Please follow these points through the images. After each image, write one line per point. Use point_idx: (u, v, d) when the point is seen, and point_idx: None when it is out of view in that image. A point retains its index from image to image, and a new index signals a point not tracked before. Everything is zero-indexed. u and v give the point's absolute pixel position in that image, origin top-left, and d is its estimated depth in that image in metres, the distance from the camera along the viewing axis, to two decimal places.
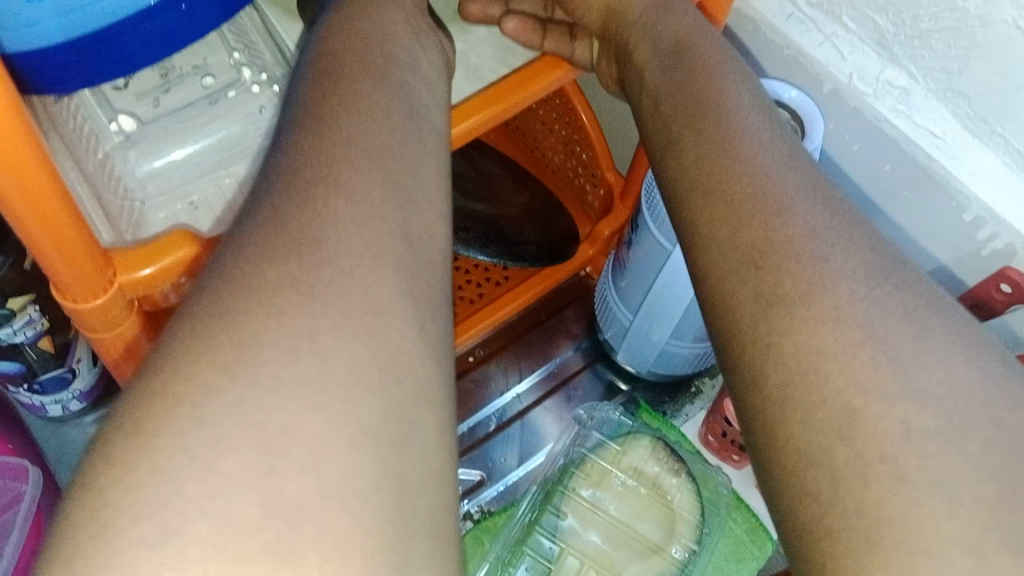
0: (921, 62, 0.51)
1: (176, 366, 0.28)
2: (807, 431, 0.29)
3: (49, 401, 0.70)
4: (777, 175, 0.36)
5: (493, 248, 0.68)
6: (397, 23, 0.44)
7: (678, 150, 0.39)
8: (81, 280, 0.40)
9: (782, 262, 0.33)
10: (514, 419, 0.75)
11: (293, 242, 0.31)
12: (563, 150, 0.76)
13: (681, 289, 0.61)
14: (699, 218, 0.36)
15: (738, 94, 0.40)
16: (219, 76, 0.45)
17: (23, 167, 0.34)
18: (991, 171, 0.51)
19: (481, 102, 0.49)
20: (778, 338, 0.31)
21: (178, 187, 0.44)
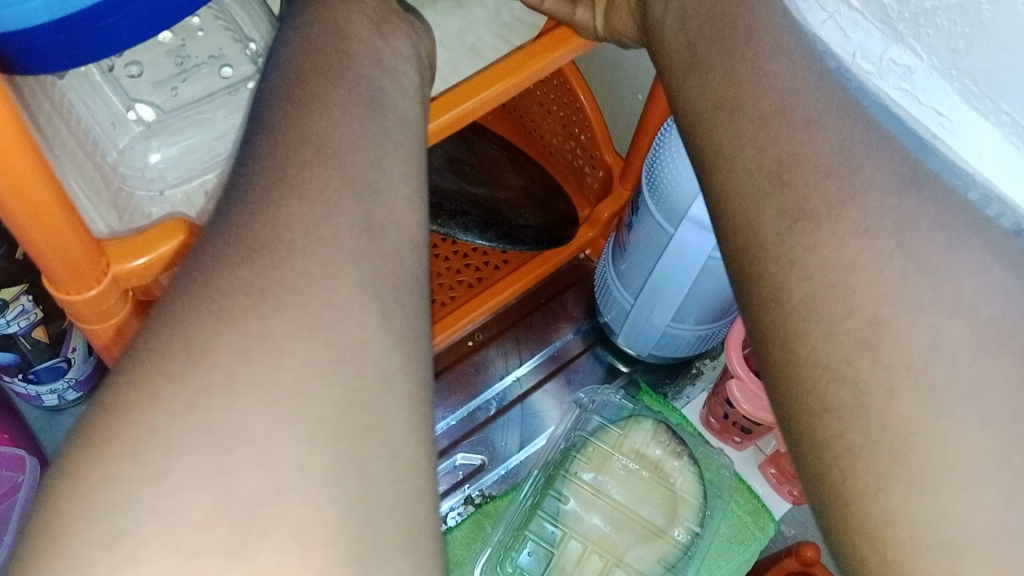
0: (925, 41, 0.51)
1: (148, 360, 0.27)
2: (828, 402, 0.29)
3: (45, 391, 0.70)
4: (807, 94, 0.35)
5: (492, 232, 0.66)
6: (356, 21, 0.43)
7: (705, 68, 0.39)
8: (74, 272, 0.40)
9: (809, 176, 0.33)
10: (514, 404, 0.75)
11: (246, 249, 0.30)
12: (562, 131, 0.75)
13: (685, 272, 0.61)
14: (723, 138, 0.36)
15: (772, 4, 0.39)
16: (237, 67, 0.47)
17: (15, 167, 0.34)
18: (996, 152, 0.50)
19: (485, 81, 0.48)
20: (803, 253, 0.31)
21: (197, 175, 0.44)
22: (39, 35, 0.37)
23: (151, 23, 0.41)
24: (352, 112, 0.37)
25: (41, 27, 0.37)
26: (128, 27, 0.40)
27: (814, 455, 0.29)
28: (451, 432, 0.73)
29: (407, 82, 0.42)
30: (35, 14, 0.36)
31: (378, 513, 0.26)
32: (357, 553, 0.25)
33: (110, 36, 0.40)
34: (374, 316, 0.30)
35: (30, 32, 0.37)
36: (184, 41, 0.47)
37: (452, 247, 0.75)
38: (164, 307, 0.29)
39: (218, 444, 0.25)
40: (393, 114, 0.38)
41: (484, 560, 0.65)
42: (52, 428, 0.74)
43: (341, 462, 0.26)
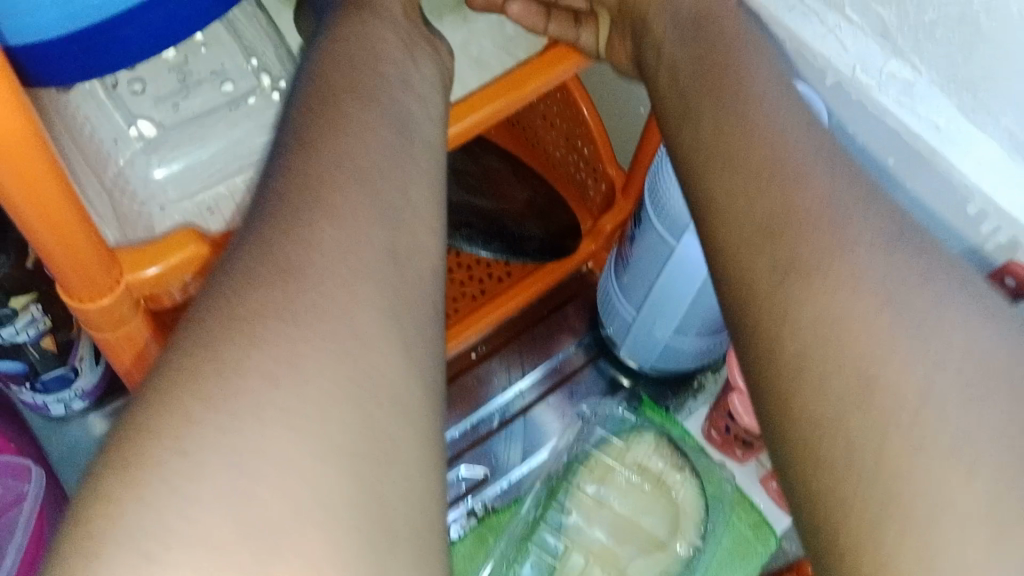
0: (925, 54, 0.51)
1: (170, 377, 0.27)
2: (824, 407, 0.29)
3: (51, 400, 0.70)
4: (796, 148, 0.35)
5: (495, 245, 0.70)
6: (389, 40, 0.44)
7: (693, 121, 0.39)
8: (89, 281, 0.40)
9: (798, 232, 0.33)
10: (517, 416, 0.75)
11: (278, 270, 0.31)
12: (566, 144, 0.76)
13: (689, 281, 0.61)
14: (715, 187, 0.36)
15: (761, 57, 0.40)
16: (238, 82, 0.47)
17: (38, 185, 0.34)
18: (996, 162, 0.51)
19: (494, 91, 0.49)
20: (796, 306, 0.31)
21: (195, 194, 0.45)
22: (53, 49, 0.38)
23: (162, 36, 0.41)
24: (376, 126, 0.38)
25: (54, 41, 0.38)
26: (141, 40, 0.41)
27: (804, 460, 0.29)
28: (456, 443, 0.74)
29: (433, 107, 0.42)
30: (49, 27, 0.37)
31: (382, 524, 0.27)
32: (360, 560, 0.25)
33: (122, 47, 0.40)
34: (390, 331, 0.31)
35: (44, 46, 0.38)
36: (187, 56, 0.47)
37: (455, 259, 0.75)
38: (184, 324, 0.30)
39: (224, 454, 0.26)
40: (422, 139, 0.39)
41: (488, 571, 0.66)
42: (59, 437, 0.75)
43: (344, 472, 0.27)
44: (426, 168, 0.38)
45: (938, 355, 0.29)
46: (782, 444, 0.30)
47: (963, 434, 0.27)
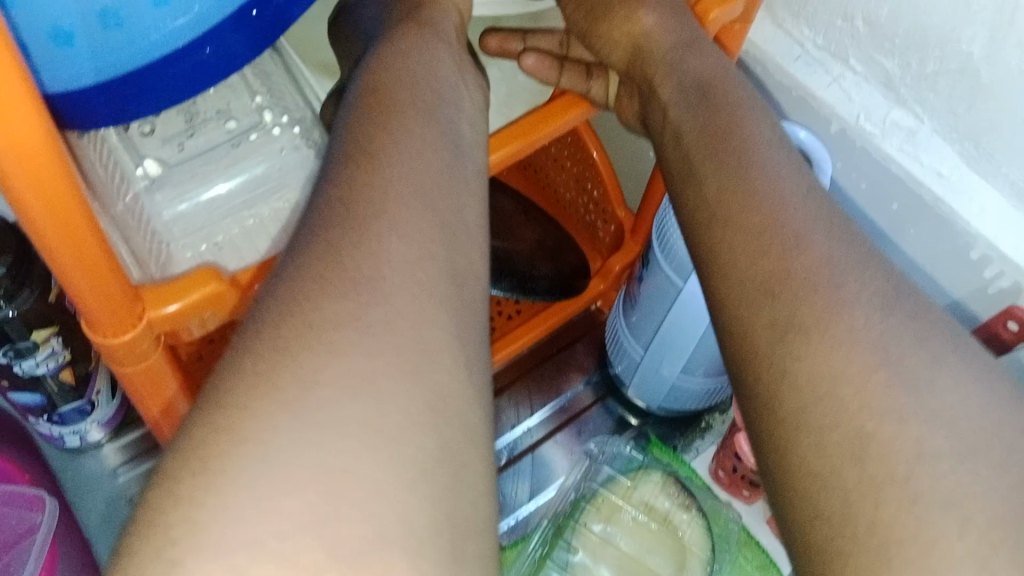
0: (928, 102, 0.55)
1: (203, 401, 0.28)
2: (818, 456, 0.30)
3: (67, 431, 0.71)
4: (794, 210, 0.37)
5: (504, 282, 0.71)
6: (445, 60, 0.45)
7: (697, 181, 0.40)
8: (113, 315, 0.42)
9: (798, 290, 0.34)
10: (525, 453, 0.76)
11: (320, 283, 0.31)
12: (576, 186, 0.78)
13: (695, 321, 0.62)
14: (718, 244, 0.37)
15: (759, 128, 0.42)
16: (242, 120, 0.49)
17: (76, 226, 0.36)
18: (998, 211, 0.54)
19: (508, 136, 0.50)
20: (794, 362, 0.32)
21: (202, 231, 0.47)
22: (87, 97, 0.39)
23: (189, 85, 0.42)
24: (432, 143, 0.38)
25: (88, 88, 0.39)
26: (168, 88, 0.42)
27: (800, 507, 0.30)
28: None
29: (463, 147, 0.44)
30: (81, 75, 0.38)
31: None
32: None
33: (151, 95, 0.41)
34: (457, 351, 0.32)
35: (79, 94, 0.39)
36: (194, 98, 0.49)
37: None
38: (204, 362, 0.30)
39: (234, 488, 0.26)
40: (476, 164, 0.40)
41: None
42: (73, 469, 0.76)
43: None
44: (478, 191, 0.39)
45: (935, 409, 0.30)
46: (785, 479, 0.30)
47: (956, 484, 0.28)
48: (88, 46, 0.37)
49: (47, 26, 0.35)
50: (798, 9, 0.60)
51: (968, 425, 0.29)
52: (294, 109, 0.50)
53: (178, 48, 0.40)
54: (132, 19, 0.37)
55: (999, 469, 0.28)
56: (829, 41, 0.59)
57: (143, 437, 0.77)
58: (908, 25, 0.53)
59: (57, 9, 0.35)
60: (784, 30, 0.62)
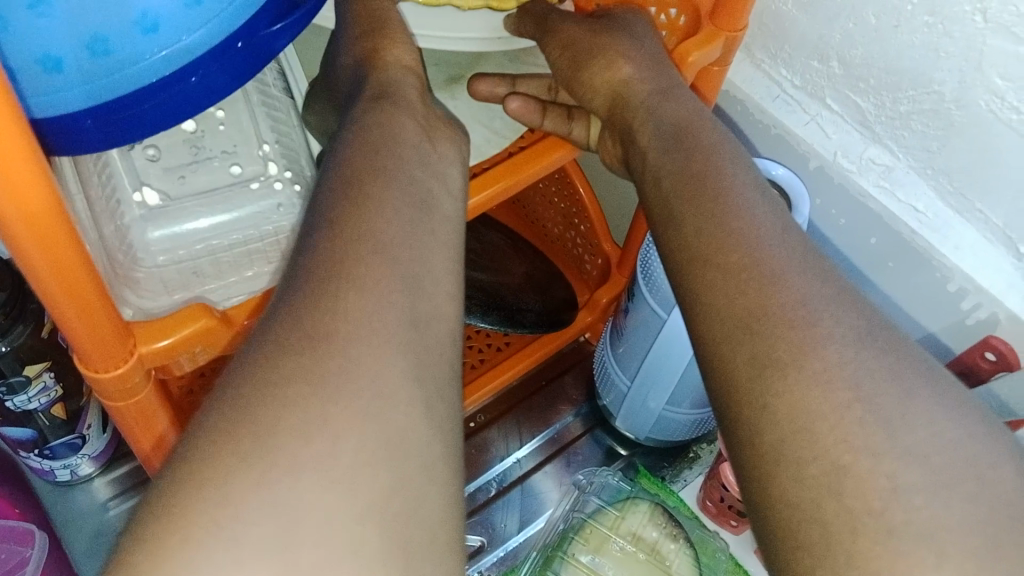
0: (901, 140, 0.57)
1: (199, 438, 0.29)
2: (799, 487, 0.31)
3: (58, 466, 0.71)
4: (770, 249, 0.38)
5: (494, 316, 0.68)
6: (411, 128, 0.45)
7: (677, 225, 0.42)
8: (104, 352, 0.43)
9: (776, 327, 0.35)
10: (514, 484, 0.76)
11: (307, 338, 0.32)
12: (563, 221, 0.79)
13: (679, 355, 0.63)
14: (699, 285, 0.38)
15: (737, 172, 0.43)
16: (246, 167, 0.49)
17: (72, 269, 0.37)
18: (973, 246, 0.56)
19: (495, 175, 0.53)
20: (773, 398, 0.33)
21: (185, 266, 0.48)
22: (75, 122, 0.40)
23: (177, 113, 0.42)
24: (401, 209, 0.39)
25: (76, 114, 0.39)
26: (158, 118, 0.42)
27: (785, 534, 0.31)
28: None
29: (452, 188, 0.45)
30: (71, 101, 0.39)
31: None
32: None
33: (139, 124, 0.41)
34: (419, 407, 0.32)
35: (68, 119, 0.40)
36: (203, 132, 0.49)
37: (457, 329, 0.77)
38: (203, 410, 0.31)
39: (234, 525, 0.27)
40: (443, 211, 0.42)
41: None
42: (63, 503, 0.76)
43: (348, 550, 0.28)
44: (446, 240, 0.40)
45: (910, 443, 0.30)
46: (768, 506, 0.32)
47: (930, 514, 0.29)
48: (77, 75, 0.38)
49: (36, 53, 0.37)
50: (775, 51, 0.62)
51: (942, 459, 0.30)
52: (298, 165, 0.51)
53: (165, 74, 0.40)
54: (122, 49, 0.38)
55: (971, 499, 0.29)
56: (806, 82, 0.61)
57: (133, 470, 0.77)
58: (881, 65, 0.55)
59: (46, 37, 0.36)
60: (763, 70, 0.64)
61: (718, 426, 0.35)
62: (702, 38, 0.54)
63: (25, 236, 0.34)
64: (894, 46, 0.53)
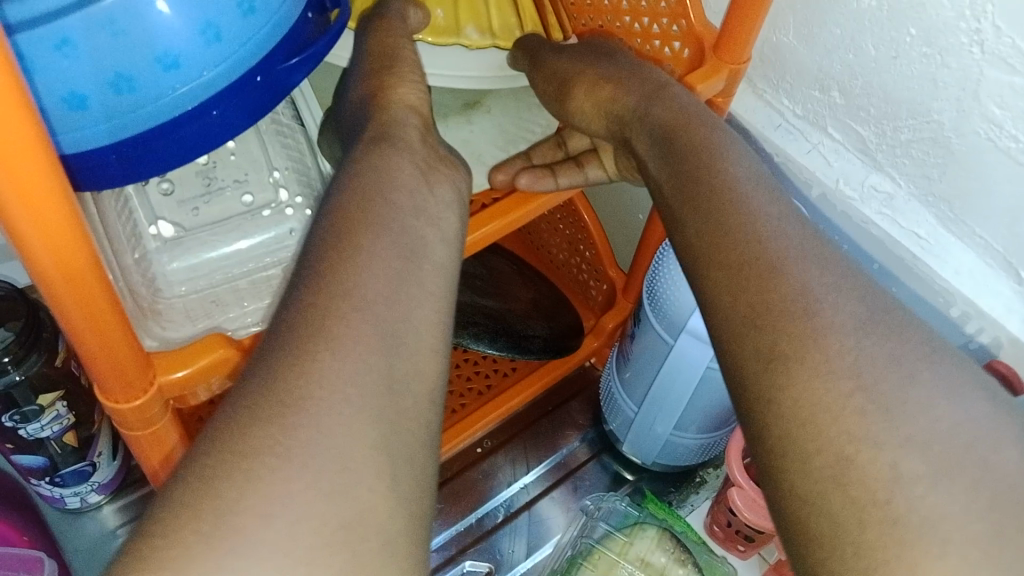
0: (901, 167, 0.58)
1: (233, 451, 0.31)
2: (807, 480, 0.32)
3: (68, 494, 0.72)
4: (775, 239, 0.39)
5: (501, 342, 0.70)
6: (406, 170, 0.46)
7: (681, 226, 0.42)
8: (124, 382, 0.44)
9: (779, 320, 0.35)
10: (521, 510, 0.76)
11: (279, 404, 0.33)
12: (568, 248, 0.80)
13: (685, 380, 0.63)
14: (706, 284, 0.39)
15: (741, 164, 0.44)
16: (257, 195, 0.50)
17: (94, 305, 0.39)
18: (972, 270, 0.57)
19: (497, 210, 0.55)
20: (779, 392, 0.34)
21: (206, 296, 0.49)
22: (99, 155, 0.41)
23: (196, 147, 0.44)
24: (387, 269, 0.40)
25: (99, 149, 0.41)
26: (173, 151, 0.43)
27: (797, 527, 0.32)
28: (461, 538, 0.75)
29: (448, 227, 0.46)
30: (96, 136, 0.40)
31: None
32: None
33: (156, 158, 0.43)
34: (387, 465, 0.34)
35: (92, 152, 0.41)
36: (215, 163, 0.51)
37: (464, 355, 0.78)
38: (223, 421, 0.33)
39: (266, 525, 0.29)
40: (430, 264, 0.42)
41: None
42: (72, 532, 0.76)
43: None
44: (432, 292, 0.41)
45: (914, 433, 0.31)
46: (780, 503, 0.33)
47: (933, 508, 0.30)
48: (102, 110, 0.39)
49: (61, 91, 0.38)
50: (776, 82, 0.64)
51: (945, 446, 0.31)
52: (310, 188, 0.52)
53: (183, 111, 0.42)
54: (145, 85, 0.40)
55: (972, 494, 0.30)
56: (807, 111, 0.63)
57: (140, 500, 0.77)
58: (878, 97, 0.57)
59: (72, 75, 0.38)
60: (764, 101, 0.66)
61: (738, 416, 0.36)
62: (707, 71, 0.56)
63: (65, 291, 0.37)
64: (892, 78, 0.55)
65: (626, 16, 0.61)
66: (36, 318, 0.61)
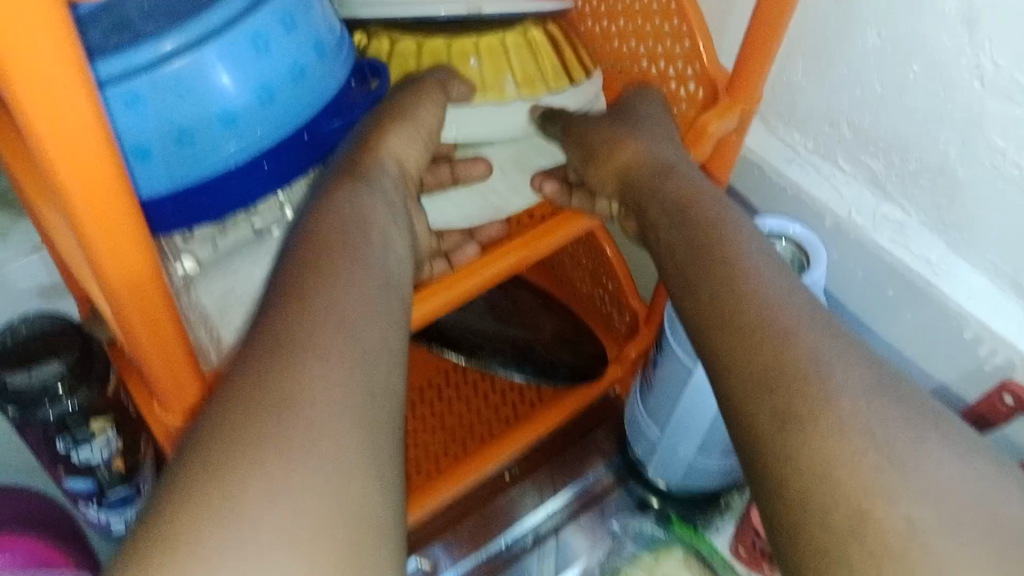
0: (914, 198, 0.60)
1: (259, 499, 0.33)
2: (825, 532, 0.33)
3: (114, 519, 0.73)
4: (784, 308, 0.41)
5: (529, 368, 0.74)
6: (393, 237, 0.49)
7: (694, 292, 0.44)
8: (179, 398, 0.47)
9: (792, 382, 0.37)
10: (548, 536, 0.79)
11: (276, 404, 0.36)
12: (591, 280, 0.83)
13: (706, 404, 0.66)
14: (719, 348, 0.41)
15: (744, 239, 0.46)
16: (266, 216, 0.53)
17: (167, 334, 0.42)
18: (983, 293, 0.59)
19: (522, 243, 0.58)
20: (795, 450, 0.36)
21: (240, 317, 0.51)
22: (162, 198, 0.46)
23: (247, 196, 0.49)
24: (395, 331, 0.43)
25: (162, 192, 0.46)
26: (230, 199, 0.48)
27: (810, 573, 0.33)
28: (490, 560, 0.77)
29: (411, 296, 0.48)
30: (161, 181, 0.45)
31: None
32: None
33: (214, 204, 0.48)
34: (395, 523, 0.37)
35: (157, 195, 0.46)
36: None
37: (491, 386, 0.81)
38: (236, 451, 0.34)
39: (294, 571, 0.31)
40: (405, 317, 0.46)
41: None
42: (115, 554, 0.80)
43: None
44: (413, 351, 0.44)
45: (923, 485, 0.33)
46: (788, 543, 0.34)
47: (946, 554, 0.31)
48: (164, 160, 0.44)
49: (133, 141, 0.43)
50: (788, 118, 0.67)
51: (956, 503, 0.33)
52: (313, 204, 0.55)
53: (238, 160, 0.47)
54: (204, 139, 0.45)
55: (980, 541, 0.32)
56: (819, 144, 0.65)
57: None
58: (888, 130, 0.59)
59: (140, 128, 0.43)
60: (778, 136, 0.69)
61: (747, 480, 0.38)
62: (719, 109, 0.58)
63: (131, 305, 0.40)
64: (899, 111, 0.58)
65: (645, 60, 0.65)
66: (88, 350, 0.64)
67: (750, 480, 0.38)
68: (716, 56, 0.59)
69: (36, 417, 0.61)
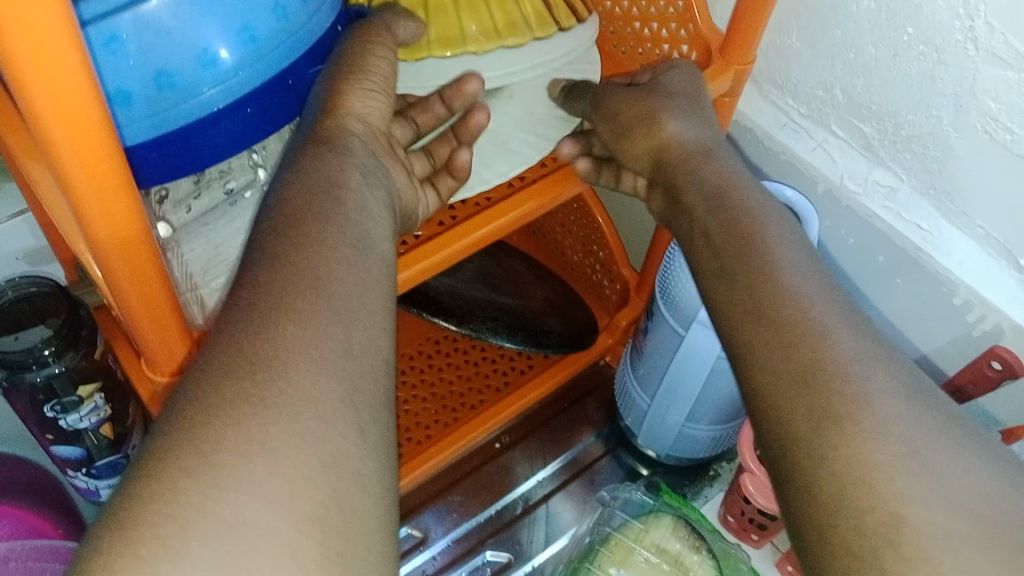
0: (904, 163, 0.59)
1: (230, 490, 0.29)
2: (858, 536, 0.32)
3: (102, 486, 0.72)
4: (820, 306, 0.40)
5: (521, 336, 0.70)
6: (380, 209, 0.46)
7: (730, 277, 0.44)
8: (167, 353, 0.45)
9: (830, 381, 0.37)
10: (538, 503, 0.78)
11: (248, 362, 0.32)
12: (582, 249, 0.81)
13: (699, 370, 0.64)
14: (753, 340, 0.41)
15: (779, 230, 0.45)
16: (240, 179, 0.51)
17: (156, 297, 0.41)
18: (975, 261, 0.58)
19: (530, 193, 0.58)
20: (830, 450, 0.35)
21: (223, 276, 0.49)
22: (143, 152, 0.43)
23: (230, 144, 0.45)
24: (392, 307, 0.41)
25: (142, 142, 0.43)
26: (213, 145, 0.45)
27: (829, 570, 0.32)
28: (481, 528, 0.77)
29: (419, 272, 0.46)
30: (139, 131, 0.42)
31: None
32: None
33: (196, 153, 0.45)
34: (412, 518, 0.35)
35: (137, 147, 0.43)
36: None
37: (482, 354, 0.81)
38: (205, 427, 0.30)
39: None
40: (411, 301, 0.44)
41: None
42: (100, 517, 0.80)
43: None
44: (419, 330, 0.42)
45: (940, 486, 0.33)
46: (812, 537, 0.33)
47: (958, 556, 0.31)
48: (147, 108, 0.41)
49: (111, 88, 0.40)
50: (782, 84, 0.65)
51: (969, 500, 0.32)
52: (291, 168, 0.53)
53: (222, 106, 0.43)
54: (186, 82, 0.41)
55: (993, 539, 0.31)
56: (812, 110, 0.64)
57: None
58: (882, 95, 0.58)
59: (118, 73, 0.39)
60: (771, 101, 0.67)
61: (773, 476, 0.37)
62: (714, 71, 0.57)
63: (119, 263, 0.37)
64: (896, 71, 0.56)
65: (637, 22, 0.63)
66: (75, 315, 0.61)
67: (774, 475, 0.37)
68: (711, 18, 0.58)
69: (23, 381, 0.59)
